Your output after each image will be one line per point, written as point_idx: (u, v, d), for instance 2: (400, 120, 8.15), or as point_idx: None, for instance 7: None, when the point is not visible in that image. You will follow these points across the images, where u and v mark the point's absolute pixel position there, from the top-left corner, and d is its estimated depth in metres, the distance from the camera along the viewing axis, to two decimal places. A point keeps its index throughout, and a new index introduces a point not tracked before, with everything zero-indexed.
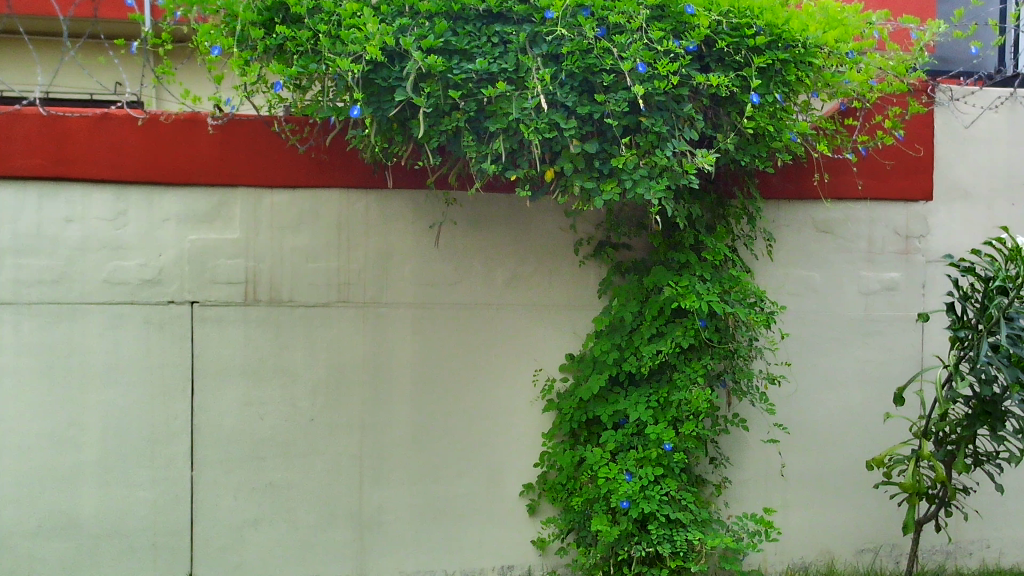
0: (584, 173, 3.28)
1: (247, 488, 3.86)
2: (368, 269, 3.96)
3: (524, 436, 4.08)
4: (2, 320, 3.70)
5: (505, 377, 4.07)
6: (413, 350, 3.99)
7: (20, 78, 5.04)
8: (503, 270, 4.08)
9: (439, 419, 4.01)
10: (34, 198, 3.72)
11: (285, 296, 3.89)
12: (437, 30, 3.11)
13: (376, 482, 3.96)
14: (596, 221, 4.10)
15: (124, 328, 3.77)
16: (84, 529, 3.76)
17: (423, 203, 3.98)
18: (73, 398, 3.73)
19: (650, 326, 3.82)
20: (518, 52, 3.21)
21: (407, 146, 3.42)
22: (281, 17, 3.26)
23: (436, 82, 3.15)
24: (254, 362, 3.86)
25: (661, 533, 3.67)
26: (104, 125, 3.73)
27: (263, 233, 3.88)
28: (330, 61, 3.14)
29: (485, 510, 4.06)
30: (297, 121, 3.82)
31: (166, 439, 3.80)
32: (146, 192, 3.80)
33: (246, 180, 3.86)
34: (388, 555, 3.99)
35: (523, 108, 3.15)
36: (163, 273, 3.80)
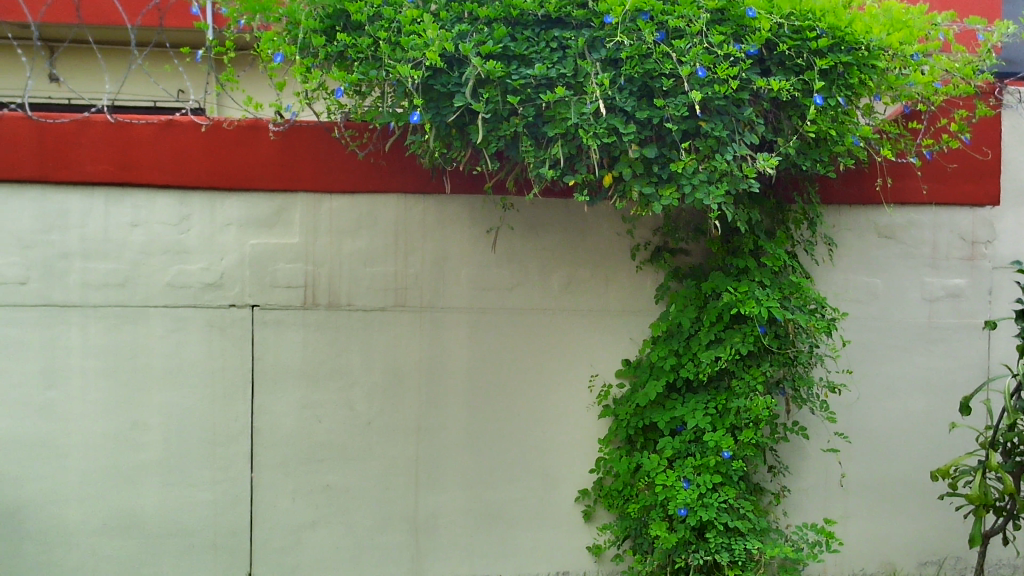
0: (643, 177, 3.26)
1: (305, 490, 3.91)
2: (425, 274, 3.99)
3: (579, 441, 4.07)
4: (71, 322, 3.79)
5: (562, 382, 4.07)
6: (469, 354, 4.01)
7: (90, 87, 5.18)
8: (559, 275, 4.07)
9: (494, 424, 4.02)
10: (101, 203, 3.81)
11: (343, 300, 3.93)
12: (496, 36, 3.12)
13: (432, 486, 3.99)
14: (653, 227, 4.09)
15: (187, 331, 3.85)
16: (147, 528, 3.83)
17: (481, 208, 4.00)
18: (137, 398, 3.82)
19: (708, 332, 3.79)
20: (577, 56, 3.21)
21: (466, 151, 3.43)
22: (342, 24, 3.30)
23: (495, 88, 3.17)
24: (312, 365, 3.91)
25: (719, 542, 3.62)
26: (169, 132, 3.81)
27: (323, 238, 3.93)
28: (390, 67, 3.17)
29: (540, 516, 4.05)
30: (357, 127, 3.85)
31: (226, 440, 3.87)
32: (209, 197, 3.87)
33: (306, 186, 3.91)
34: (443, 559, 4.00)
35: (581, 113, 3.15)
36: (224, 277, 3.87)
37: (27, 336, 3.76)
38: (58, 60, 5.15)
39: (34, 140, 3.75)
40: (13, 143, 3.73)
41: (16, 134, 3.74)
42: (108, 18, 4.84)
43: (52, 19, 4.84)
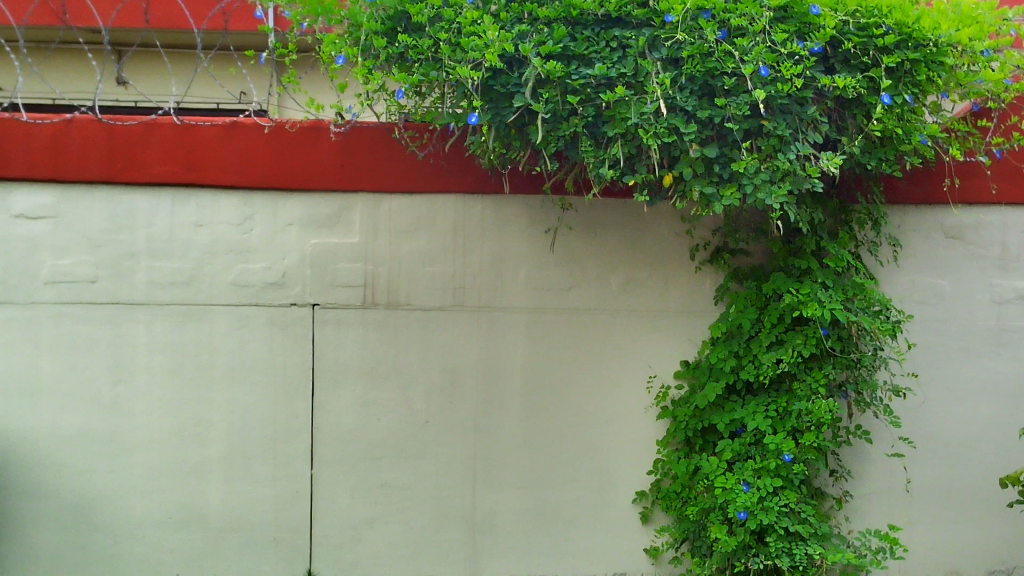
0: (704, 177, 3.23)
1: (364, 487, 3.95)
2: (483, 274, 4.00)
3: (637, 442, 4.05)
4: (137, 320, 3.88)
5: (619, 383, 4.05)
6: (526, 354, 4.01)
7: (156, 90, 5.30)
8: (617, 275, 4.06)
9: (552, 424, 4.02)
10: (167, 204, 3.90)
11: (402, 299, 3.97)
12: (556, 36, 3.12)
13: (489, 485, 4.00)
14: (713, 227, 4.07)
15: (249, 328, 3.91)
16: (209, 522, 3.91)
17: (540, 209, 4.01)
18: (201, 395, 3.89)
19: (769, 334, 3.74)
20: (638, 56, 3.19)
21: (526, 151, 3.43)
22: (403, 26, 3.33)
23: (555, 88, 3.17)
24: (371, 364, 3.95)
25: (779, 546, 3.58)
26: (233, 133, 3.87)
27: (382, 237, 3.97)
28: (450, 68, 3.19)
29: (597, 517, 4.04)
30: (417, 128, 3.88)
31: (287, 437, 3.93)
32: (272, 198, 3.93)
33: (367, 186, 3.95)
34: (500, 558, 4.01)
35: (641, 113, 3.13)
36: (286, 276, 3.93)
37: (96, 333, 3.86)
38: (126, 63, 5.28)
39: (103, 142, 3.84)
40: (83, 146, 3.84)
41: (85, 135, 3.83)
42: (175, 23, 4.95)
43: (122, 23, 4.97)
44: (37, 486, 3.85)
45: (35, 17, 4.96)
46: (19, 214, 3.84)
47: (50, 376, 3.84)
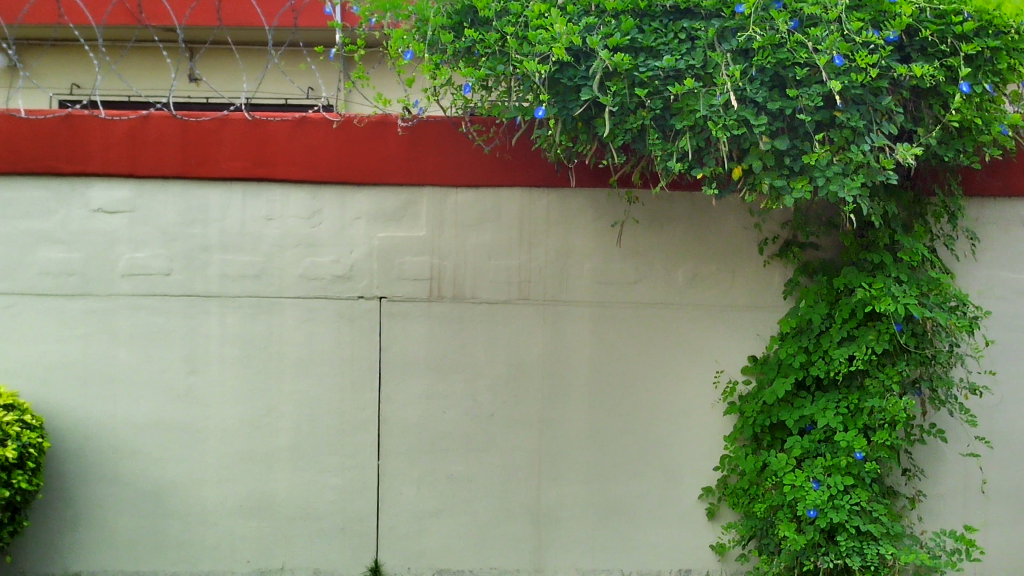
0: (774, 170, 3.18)
1: (430, 478, 3.99)
2: (548, 267, 4.00)
3: (704, 438, 4.01)
4: (210, 312, 3.96)
5: (686, 377, 4.02)
6: (592, 348, 4.01)
7: (227, 86, 5.40)
8: (684, 269, 4.02)
9: (617, 418, 4.00)
10: (238, 198, 3.97)
11: (468, 292, 3.98)
12: (624, 28, 3.09)
13: (553, 479, 4.00)
14: (782, 220, 3.99)
15: (318, 321, 3.97)
16: (279, 511, 3.98)
17: (606, 202, 3.99)
18: (271, 385, 3.97)
19: (840, 330, 3.67)
20: (707, 48, 3.15)
21: (593, 144, 3.41)
22: (470, 20, 3.34)
23: (623, 81, 3.14)
24: (437, 356, 3.98)
25: (850, 546, 3.52)
26: (303, 128, 3.93)
27: (449, 231, 3.99)
28: (518, 61, 3.19)
29: (663, 512, 4.02)
30: (483, 122, 3.90)
31: (355, 428, 3.98)
32: (340, 192, 3.98)
33: (433, 180, 3.97)
34: (565, 552, 4.01)
35: (711, 105, 3.10)
36: (354, 269, 3.97)
37: (170, 324, 3.96)
38: (199, 61, 5.39)
39: (177, 138, 3.93)
40: (158, 142, 3.93)
41: (160, 132, 3.92)
42: (247, 20, 5.04)
43: (196, 21, 5.07)
44: (114, 473, 3.96)
45: (113, 16, 5.10)
46: (97, 209, 3.95)
47: (127, 366, 3.95)
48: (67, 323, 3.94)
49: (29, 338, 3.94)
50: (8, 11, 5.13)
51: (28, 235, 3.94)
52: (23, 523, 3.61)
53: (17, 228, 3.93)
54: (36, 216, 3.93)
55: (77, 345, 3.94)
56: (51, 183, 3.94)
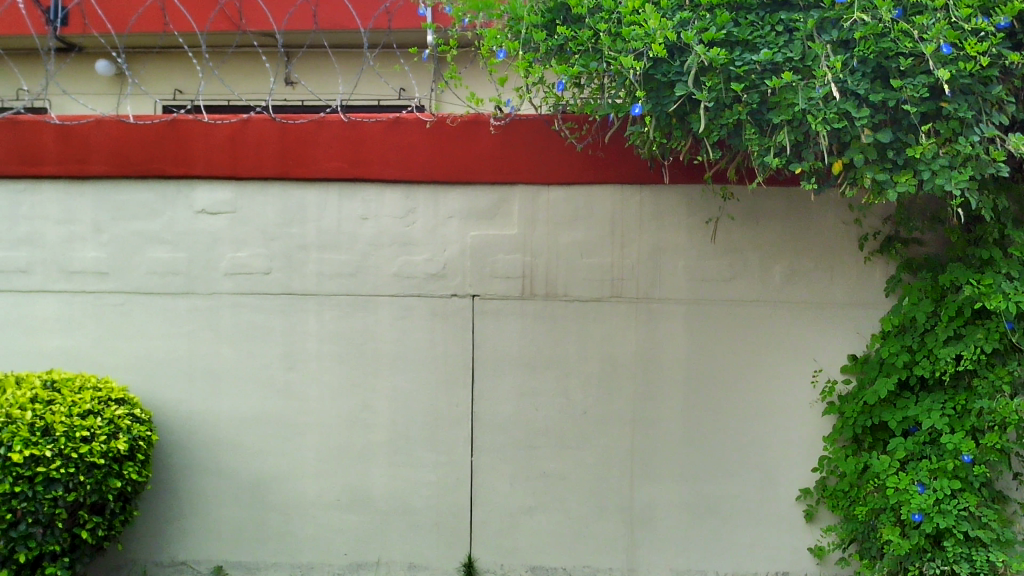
0: (876, 164, 3.10)
1: (523, 475, 4.00)
2: (642, 265, 3.97)
3: (802, 438, 3.93)
4: (308, 309, 4.06)
5: (783, 376, 3.94)
6: (685, 347, 3.96)
7: (324, 89, 5.55)
8: (781, 266, 3.94)
9: (712, 417, 3.95)
10: (335, 197, 4.05)
11: (561, 290, 3.98)
12: (720, 22, 3.03)
13: (647, 478, 3.97)
14: (884, 215, 3.88)
15: (412, 318, 4.03)
16: (375, 506, 4.05)
17: (700, 199, 3.94)
18: (367, 382, 4.04)
19: (946, 328, 3.55)
20: (806, 40, 3.08)
21: (687, 140, 3.37)
22: (562, 18, 3.33)
23: (718, 75, 3.08)
24: (530, 354, 3.99)
25: (958, 552, 3.39)
26: (397, 129, 3.99)
27: (541, 229, 3.99)
28: (612, 59, 3.16)
29: (759, 513, 3.95)
30: (576, 119, 3.88)
31: (449, 425, 4.02)
32: (434, 191, 4.03)
33: (526, 178, 3.98)
34: (659, 551, 3.98)
35: (810, 98, 3.01)
36: (447, 268, 4.01)
37: (270, 322, 4.06)
38: (296, 64, 5.53)
39: (276, 140, 4.03)
40: (258, 144, 4.04)
41: (260, 135, 4.03)
42: (343, 23, 5.14)
43: (294, 26, 5.20)
44: (218, 465, 4.09)
45: (215, 24, 5.26)
46: (201, 210, 4.08)
47: (229, 362, 4.08)
48: (173, 320, 4.09)
49: (138, 335, 4.10)
50: (118, 23, 5.36)
51: (136, 236, 4.09)
52: (134, 512, 3.76)
53: (126, 229, 4.09)
54: (144, 218, 4.09)
55: (183, 342, 4.09)
56: (158, 185, 4.09)
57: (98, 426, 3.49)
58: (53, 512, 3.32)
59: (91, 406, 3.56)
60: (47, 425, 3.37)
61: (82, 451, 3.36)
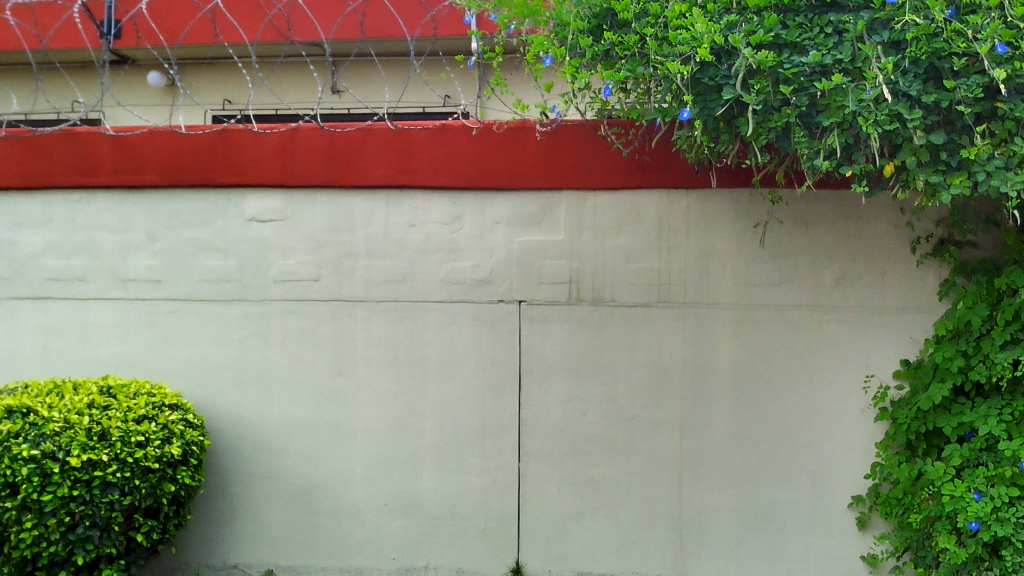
0: (929, 166, 3.06)
1: (570, 481, 4.00)
2: (689, 270, 3.95)
3: (853, 444, 3.88)
4: (356, 316, 4.09)
5: (833, 381, 3.90)
6: (734, 351, 3.93)
7: (371, 96, 5.62)
8: (831, 270, 3.90)
9: (762, 423, 3.92)
10: (382, 205, 4.08)
11: (607, 295, 3.97)
12: (767, 25, 3.01)
13: (696, 484, 3.95)
14: (937, 218, 3.81)
15: (459, 324, 4.04)
16: (424, 511, 4.07)
17: (748, 203, 3.91)
18: (415, 388, 4.07)
19: (1003, 332, 3.46)
20: (855, 41, 3.05)
21: (735, 144, 3.34)
22: (608, 23, 3.34)
23: (766, 78, 3.06)
24: (577, 359, 3.99)
25: (1017, 561, 3.28)
26: (443, 136, 4.01)
27: (587, 234, 3.99)
28: (658, 63, 3.15)
29: (810, 520, 3.90)
30: (622, 124, 3.88)
31: (496, 431, 4.03)
32: (480, 197, 4.04)
33: (572, 184, 3.98)
34: (708, 558, 3.95)
35: (860, 100, 2.97)
36: (494, 273, 4.03)
37: (319, 328, 4.11)
38: (344, 73, 5.60)
39: (324, 149, 4.08)
40: (307, 153, 4.09)
41: (309, 144, 4.08)
42: (390, 32, 5.19)
43: (342, 36, 5.26)
44: (269, 470, 4.14)
45: (264, 35, 5.35)
46: (251, 218, 4.14)
47: (278, 368, 4.13)
48: (225, 327, 4.15)
49: (191, 341, 4.17)
50: (170, 34, 5.47)
51: (189, 244, 4.16)
52: (187, 517, 3.81)
53: (179, 237, 4.17)
54: (196, 226, 4.16)
55: (234, 348, 4.15)
56: (209, 194, 4.16)
57: (152, 431, 3.55)
58: (110, 515, 3.38)
59: (146, 412, 3.62)
60: (104, 429, 3.44)
61: (137, 456, 3.42)
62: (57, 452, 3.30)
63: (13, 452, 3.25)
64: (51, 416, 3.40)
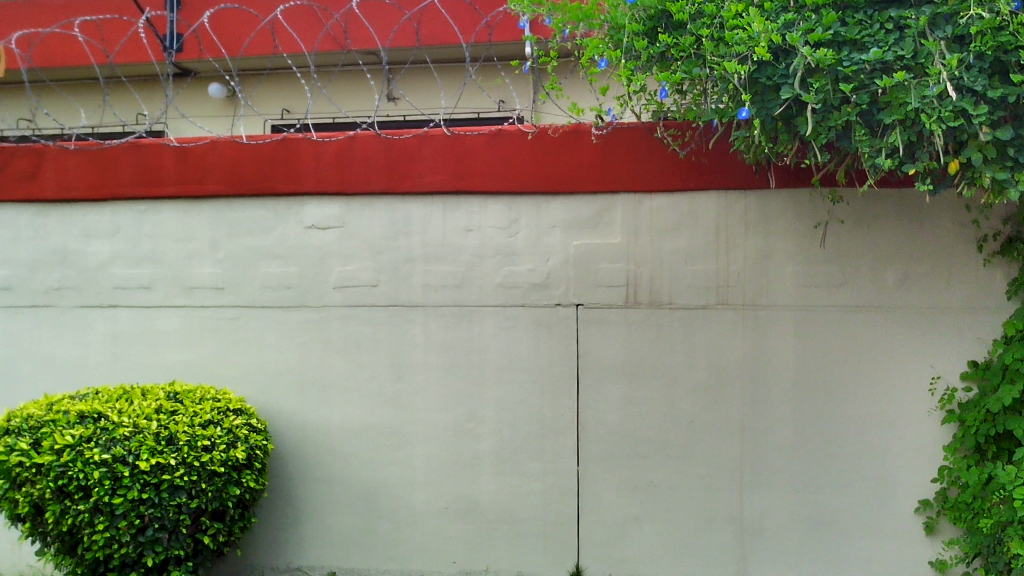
0: (996, 162, 3.00)
1: (629, 484, 3.98)
2: (748, 271, 3.91)
3: (920, 447, 3.80)
4: (415, 320, 4.13)
5: (898, 383, 3.82)
6: (794, 353, 3.88)
7: (425, 104, 5.66)
8: (894, 270, 3.83)
9: (824, 425, 3.86)
10: (439, 210, 4.12)
11: (665, 298, 3.95)
12: (826, 22, 2.97)
13: (757, 488, 3.90)
14: (1005, 215, 3.73)
15: (517, 328, 4.05)
16: (483, 514, 4.08)
17: (808, 203, 3.86)
18: (473, 391, 4.09)
19: None
20: (917, 37, 2.99)
21: (794, 144, 3.29)
22: (663, 25, 3.33)
23: (825, 76, 3.02)
24: (635, 362, 3.97)
25: None
26: (499, 141, 4.03)
27: (644, 237, 3.98)
28: (714, 64, 3.14)
29: (876, 524, 3.84)
30: (679, 126, 3.86)
31: (554, 434, 4.03)
32: (536, 201, 4.05)
33: (628, 186, 3.97)
34: (771, 563, 3.90)
35: (923, 97, 2.92)
36: (551, 277, 4.03)
37: (378, 333, 4.15)
38: (400, 81, 5.66)
39: (382, 156, 4.13)
40: (365, 160, 4.14)
41: (367, 151, 4.13)
42: (446, 39, 5.24)
43: (398, 45, 5.33)
44: (331, 474, 4.19)
45: (322, 45, 5.43)
46: (311, 225, 4.20)
47: (339, 373, 4.18)
48: (286, 332, 4.22)
49: (254, 347, 4.24)
50: (231, 46, 5.58)
51: (251, 252, 4.24)
52: (252, 519, 3.87)
53: (241, 245, 4.24)
54: (258, 234, 4.23)
55: (295, 353, 4.21)
56: (270, 202, 4.23)
57: (218, 436, 3.62)
58: (178, 518, 3.46)
59: (211, 417, 3.69)
60: (171, 434, 3.51)
61: (204, 460, 3.49)
62: (127, 456, 3.38)
63: (85, 456, 3.35)
64: (121, 422, 3.49)
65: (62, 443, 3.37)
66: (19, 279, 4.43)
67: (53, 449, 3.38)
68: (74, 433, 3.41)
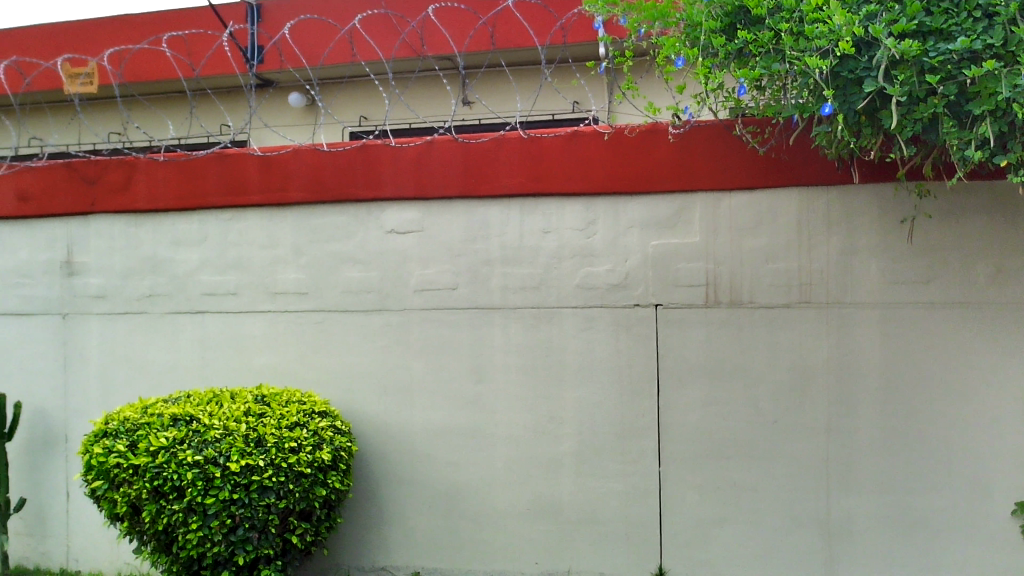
0: None
1: (712, 486, 3.94)
2: (832, 268, 3.84)
3: (1015, 448, 3.68)
4: (494, 322, 4.16)
5: (991, 381, 3.70)
6: (881, 352, 3.80)
7: (501, 108, 5.72)
8: (985, 265, 3.71)
9: (913, 425, 3.76)
10: (517, 213, 4.13)
11: (746, 297, 3.90)
12: (910, 12, 2.90)
13: (844, 489, 3.82)
14: None
15: (596, 329, 4.05)
16: (564, 516, 4.08)
17: (893, 198, 3.76)
18: (553, 393, 4.09)
19: None
20: (1007, 24, 2.89)
21: (879, 137, 3.24)
22: (741, 22, 3.27)
23: (911, 68, 2.95)
24: (716, 362, 3.93)
25: None
26: (575, 142, 4.04)
27: (724, 235, 3.93)
28: (794, 59, 3.09)
29: (969, 527, 3.72)
30: (758, 123, 3.82)
31: (635, 436, 4.01)
32: (613, 202, 4.04)
33: (706, 185, 3.94)
34: (860, 566, 3.82)
35: (1015, 85, 2.83)
36: (630, 278, 4.01)
37: (458, 335, 4.19)
38: (476, 85, 5.73)
39: (459, 160, 4.17)
40: (442, 165, 4.19)
41: (444, 156, 4.18)
42: (520, 42, 5.27)
43: (473, 50, 5.37)
44: (413, 475, 4.24)
45: (400, 52, 5.51)
46: (391, 230, 4.26)
47: (420, 375, 4.23)
48: (368, 336, 4.29)
49: (336, 350, 4.32)
50: (311, 56, 5.71)
51: (333, 257, 4.32)
52: (338, 519, 3.94)
53: (323, 251, 4.33)
54: (339, 240, 4.31)
55: (377, 356, 4.28)
56: (350, 208, 4.30)
57: (304, 437, 3.69)
58: (267, 518, 3.53)
59: (297, 419, 3.78)
60: (260, 436, 3.60)
61: (291, 461, 3.56)
62: (218, 457, 3.48)
63: (179, 457, 3.46)
64: (212, 424, 3.60)
65: (157, 444, 3.50)
66: (113, 286, 4.59)
67: (149, 450, 3.51)
68: (167, 435, 3.54)
